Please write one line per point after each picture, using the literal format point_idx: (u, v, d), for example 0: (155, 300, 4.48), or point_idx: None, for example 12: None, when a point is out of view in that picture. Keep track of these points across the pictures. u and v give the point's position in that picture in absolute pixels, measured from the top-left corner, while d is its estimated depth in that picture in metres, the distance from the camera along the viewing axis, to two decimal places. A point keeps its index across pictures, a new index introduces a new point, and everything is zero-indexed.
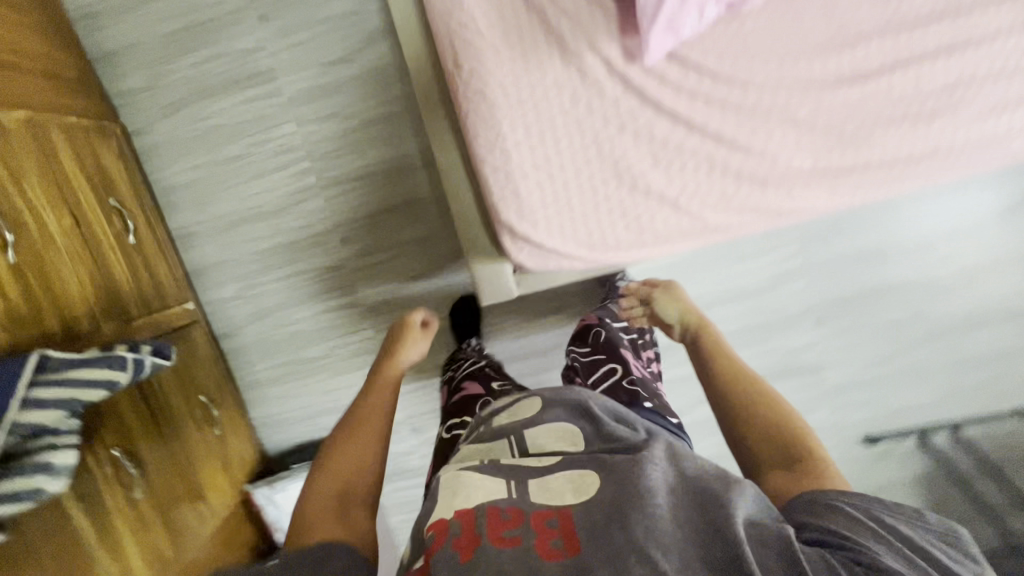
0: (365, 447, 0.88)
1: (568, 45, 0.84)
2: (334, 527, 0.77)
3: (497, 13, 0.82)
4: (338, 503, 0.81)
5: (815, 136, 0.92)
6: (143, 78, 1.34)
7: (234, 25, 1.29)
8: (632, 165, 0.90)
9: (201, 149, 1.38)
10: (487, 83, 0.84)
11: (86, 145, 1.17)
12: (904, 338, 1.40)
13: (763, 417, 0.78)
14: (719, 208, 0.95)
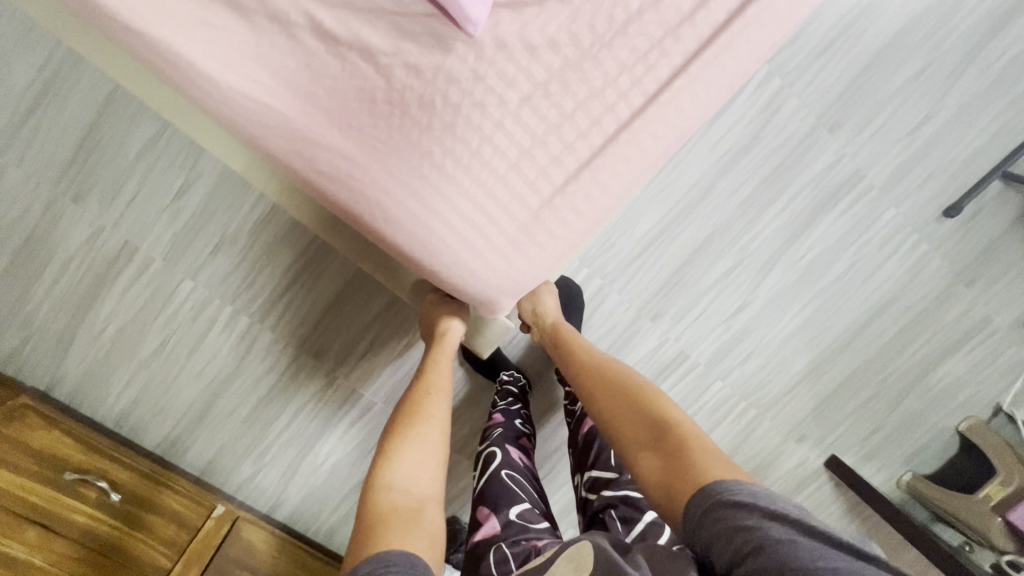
0: (425, 421, 0.83)
1: (376, 46, 0.61)
2: (405, 513, 0.68)
3: (267, 65, 0.62)
4: (402, 471, 0.74)
5: None
6: (16, 331, 1.16)
7: (58, 224, 1.08)
8: (545, 133, 0.67)
9: (121, 361, 1.20)
10: (316, 148, 0.66)
11: (7, 443, 1.00)
12: (935, 88, 1.17)
13: (626, 397, 0.79)
14: (680, 107, 0.69)
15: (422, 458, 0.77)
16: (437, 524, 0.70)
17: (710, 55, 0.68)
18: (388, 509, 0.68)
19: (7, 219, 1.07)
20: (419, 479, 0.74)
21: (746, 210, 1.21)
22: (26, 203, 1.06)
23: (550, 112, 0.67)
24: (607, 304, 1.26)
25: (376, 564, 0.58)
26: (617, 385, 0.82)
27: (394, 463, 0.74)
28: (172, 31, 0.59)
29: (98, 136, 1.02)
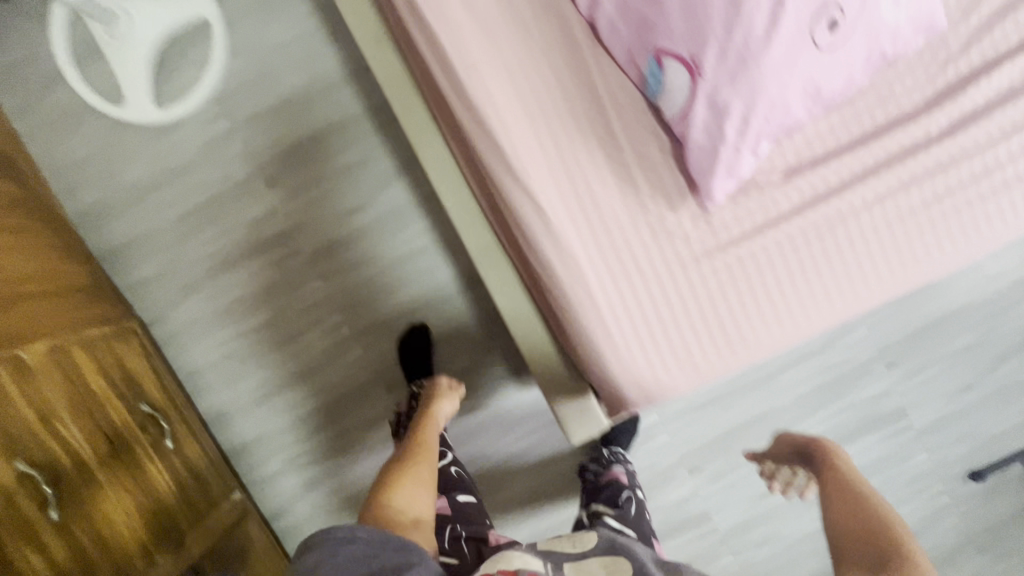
0: (423, 461, 0.93)
1: (637, 174, 0.71)
2: (403, 524, 0.78)
3: (544, 150, 0.70)
4: (404, 495, 0.84)
5: (952, 214, 0.73)
6: (154, 266, 1.28)
7: (245, 197, 1.27)
8: (732, 282, 0.73)
9: (225, 325, 1.30)
10: (549, 218, 0.70)
11: (110, 355, 1.11)
12: (980, 363, 1.36)
13: (876, 530, 0.69)
14: (852, 304, 0.74)
15: (416, 489, 0.86)
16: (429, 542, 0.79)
17: (895, 276, 0.73)
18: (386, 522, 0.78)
19: (208, 177, 1.26)
20: (416, 503, 0.83)
21: (801, 405, 1.35)
22: (232, 170, 1.26)
23: (741, 267, 0.73)
24: (657, 440, 1.35)
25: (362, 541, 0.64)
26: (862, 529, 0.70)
27: (395, 491, 0.84)
28: (483, 92, 0.69)
29: (318, 145, 1.26)
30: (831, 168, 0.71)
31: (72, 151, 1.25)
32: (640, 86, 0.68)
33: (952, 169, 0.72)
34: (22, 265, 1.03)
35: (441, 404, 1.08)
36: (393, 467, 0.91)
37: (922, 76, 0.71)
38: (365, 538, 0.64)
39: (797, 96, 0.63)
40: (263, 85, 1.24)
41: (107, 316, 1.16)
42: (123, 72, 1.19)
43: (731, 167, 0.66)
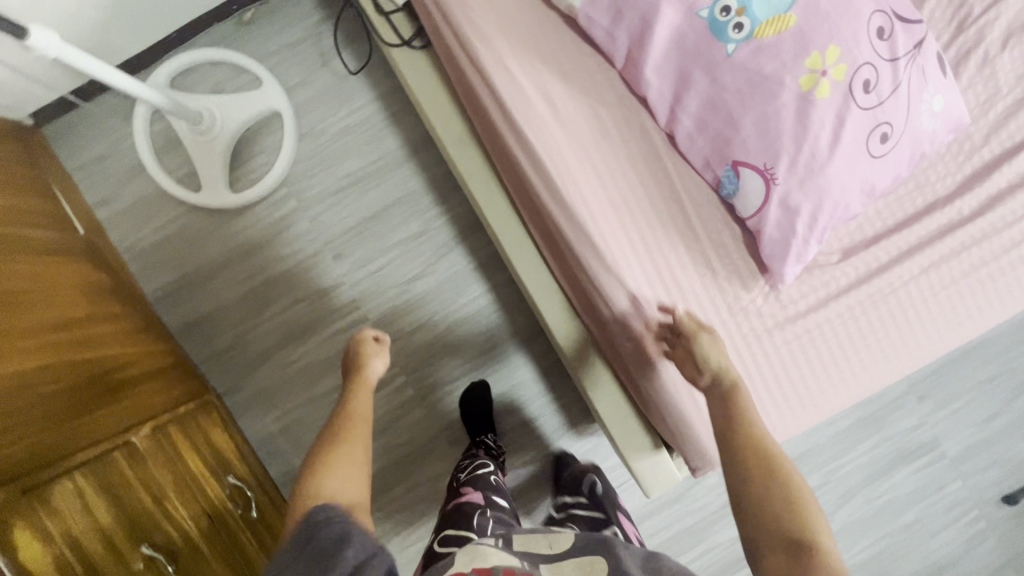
0: (356, 441, 0.83)
1: (714, 261, 0.81)
2: (334, 514, 0.69)
3: (632, 243, 0.80)
4: (335, 478, 0.75)
5: (986, 280, 0.83)
6: (227, 339, 1.35)
7: (313, 270, 1.35)
8: (801, 348, 0.82)
9: (296, 392, 1.37)
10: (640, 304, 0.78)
11: (196, 429, 1.16)
12: (1003, 392, 1.45)
13: (781, 494, 0.64)
14: (904, 361, 0.84)
15: (349, 470, 0.77)
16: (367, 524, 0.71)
17: (940, 335, 0.83)
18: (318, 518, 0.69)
19: (277, 253, 1.34)
20: (349, 485, 0.75)
21: (841, 441, 1.43)
22: (301, 246, 1.34)
23: (807, 335, 0.82)
24: (708, 481, 1.42)
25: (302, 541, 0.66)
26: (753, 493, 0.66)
27: (327, 475, 0.75)
28: (578, 197, 0.78)
29: (380, 220, 1.35)
30: (882, 247, 0.81)
31: (149, 236, 1.33)
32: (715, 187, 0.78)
33: (985, 243, 0.82)
34: (120, 348, 1.09)
35: (373, 362, 0.98)
36: (319, 450, 0.80)
37: (953, 164, 0.82)
38: (296, 543, 0.66)
39: (856, 196, 0.73)
40: (328, 167, 1.34)
41: (189, 392, 1.22)
42: (201, 163, 1.28)
43: (800, 256, 0.76)
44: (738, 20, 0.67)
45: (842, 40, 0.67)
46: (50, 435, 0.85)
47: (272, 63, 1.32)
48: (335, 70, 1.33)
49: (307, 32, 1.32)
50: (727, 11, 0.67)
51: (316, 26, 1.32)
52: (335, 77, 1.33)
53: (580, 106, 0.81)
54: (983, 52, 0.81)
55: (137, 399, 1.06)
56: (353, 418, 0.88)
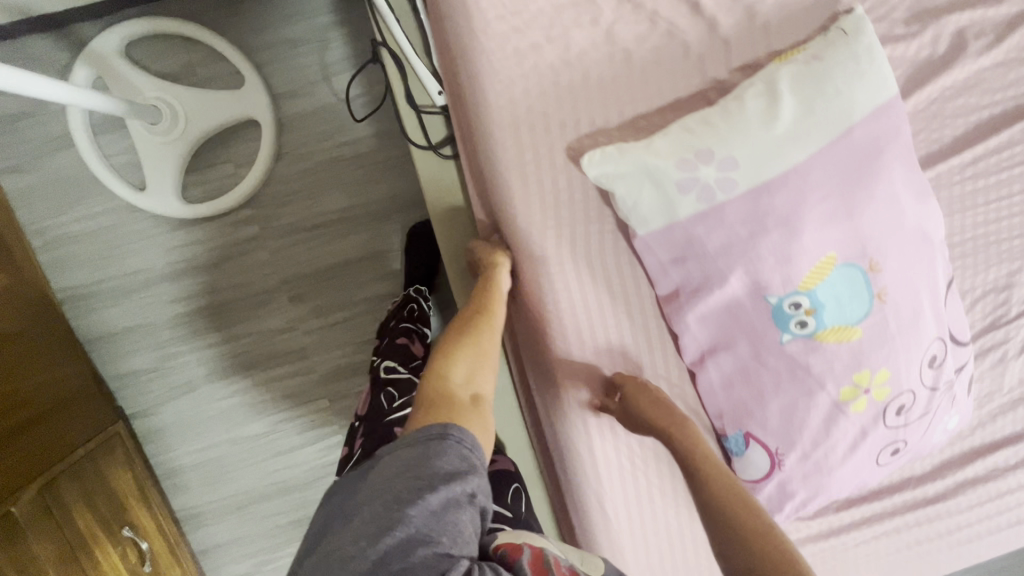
0: (481, 339, 0.70)
1: None
2: (460, 404, 0.63)
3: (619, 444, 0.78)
4: (463, 368, 0.67)
5: (922, 554, 0.87)
6: (148, 359, 1.19)
7: (262, 308, 1.20)
8: None
9: (217, 430, 1.25)
10: (607, 506, 0.79)
11: (94, 474, 1.05)
12: None
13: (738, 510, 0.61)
14: None
15: (481, 367, 0.69)
16: (488, 425, 0.64)
17: None
18: (438, 394, 0.63)
19: (225, 280, 1.18)
20: (478, 376, 0.67)
21: None
22: (253, 279, 1.19)
23: None
24: None
25: (431, 439, 0.57)
26: (710, 506, 0.62)
27: (456, 359, 0.67)
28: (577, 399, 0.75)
29: (351, 270, 1.21)
30: (845, 513, 0.82)
31: (70, 225, 1.12)
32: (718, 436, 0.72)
33: (936, 524, 0.85)
34: (8, 388, 0.92)
35: (500, 261, 0.71)
36: (455, 328, 0.71)
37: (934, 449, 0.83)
38: (430, 434, 0.57)
39: (849, 488, 0.72)
40: (304, 198, 1.16)
41: (90, 425, 1.09)
42: (151, 161, 1.07)
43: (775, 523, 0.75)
44: (804, 318, 0.61)
45: (896, 365, 0.63)
46: None
47: (261, 59, 1.10)
48: (336, 89, 1.13)
49: (311, 33, 1.10)
50: (797, 305, 0.60)
51: (324, 30, 1.10)
52: (333, 98, 1.13)
53: (608, 312, 0.72)
54: (1002, 352, 0.81)
55: (22, 452, 0.92)
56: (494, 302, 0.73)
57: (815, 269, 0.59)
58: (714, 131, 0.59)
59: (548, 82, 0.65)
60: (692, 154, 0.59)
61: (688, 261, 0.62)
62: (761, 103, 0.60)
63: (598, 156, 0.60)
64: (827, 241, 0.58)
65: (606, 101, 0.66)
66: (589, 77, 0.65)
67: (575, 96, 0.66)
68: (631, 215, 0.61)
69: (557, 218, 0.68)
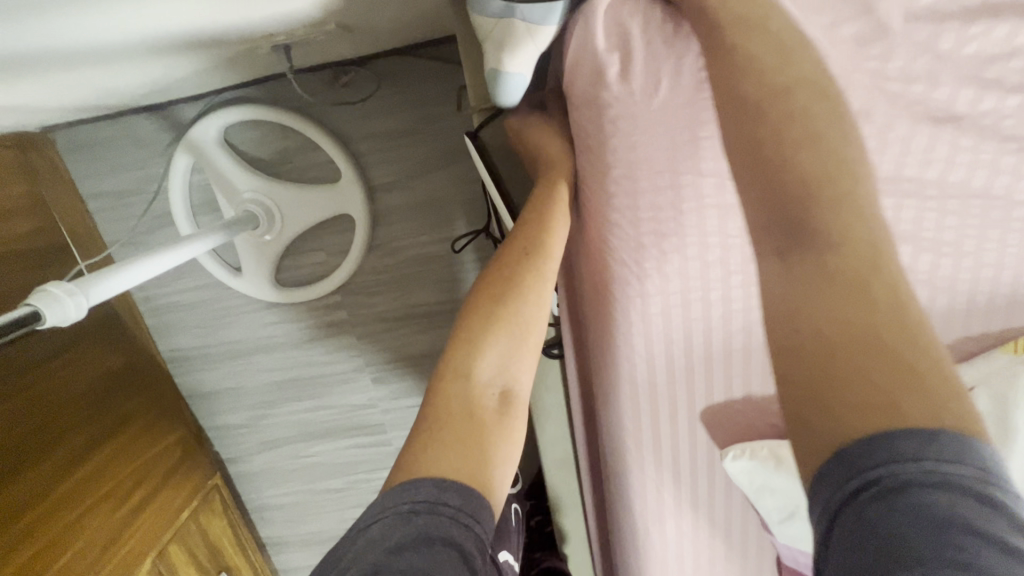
0: (527, 307, 0.51)
1: None
2: (478, 421, 0.47)
3: None
4: (489, 362, 0.50)
5: None
6: (240, 416, 1.27)
7: (347, 383, 1.23)
8: None
9: (299, 480, 1.33)
10: None
11: (196, 534, 1.15)
12: None
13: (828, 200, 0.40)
14: None
15: (511, 355, 0.51)
16: (517, 437, 0.49)
17: None
18: (450, 416, 0.47)
19: (313, 356, 1.20)
20: (509, 369, 0.50)
21: None
22: (341, 357, 1.20)
23: None
24: None
25: (451, 518, 0.41)
26: (795, 209, 0.40)
27: (484, 344, 0.50)
28: None
29: (433, 361, 1.19)
30: None
31: (172, 294, 1.15)
32: None
33: None
34: (118, 474, 1.00)
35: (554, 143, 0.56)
36: (489, 281, 0.53)
37: None
38: (452, 513, 0.41)
39: None
40: (393, 288, 1.13)
41: (192, 486, 1.18)
42: (247, 252, 1.06)
43: None
44: None
45: None
46: None
47: (359, 148, 1.02)
48: (434, 185, 1.04)
49: (413, 122, 1.00)
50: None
51: (427, 120, 0.99)
52: (428, 195, 1.05)
53: None
54: None
55: (144, 531, 1.02)
56: (547, 218, 0.54)
57: None
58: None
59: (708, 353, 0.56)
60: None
61: None
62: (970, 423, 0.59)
63: (744, 458, 0.53)
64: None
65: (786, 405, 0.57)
66: (751, 356, 0.55)
67: (720, 363, 0.55)
68: (776, 523, 0.56)
69: (691, 493, 0.61)
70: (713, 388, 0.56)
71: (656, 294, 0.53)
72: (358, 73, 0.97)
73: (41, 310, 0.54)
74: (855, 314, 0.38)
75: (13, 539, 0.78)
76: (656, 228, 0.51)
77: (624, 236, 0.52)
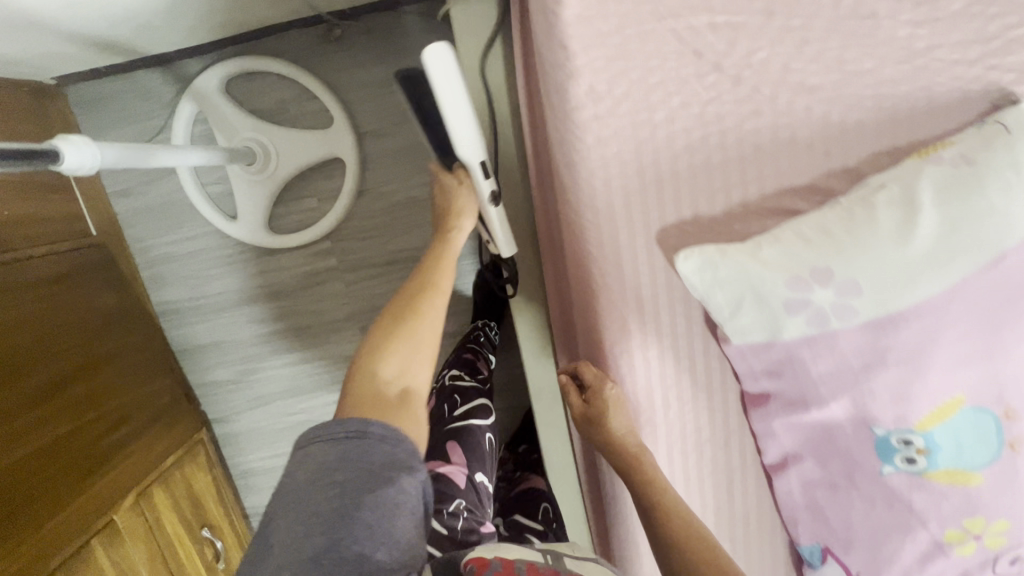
0: (420, 326, 0.67)
1: None
2: (383, 402, 0.60)
3: None
4: (394, 361, 0.65)
5: None
6: (228, 371, 1.29)
7: (336, 335, 1.26)
8: None
9: (287, 440, 1.34)
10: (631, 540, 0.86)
11: (180, 484, 1.14)
12: None
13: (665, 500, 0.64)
14: None
15: (415, 357, 0.66)
16: (418, 419, 0.63)
17: None
18: (364, 398, 0.60)
19: (303, 305, 1.24)
20: (411, 368, 0.65)
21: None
22: (331, 306, 1.25)
23: None
24: None
25: (379, 439, 0.55)
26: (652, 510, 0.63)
27: (387, 353, 0.65)
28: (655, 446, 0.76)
29: None
30: None
31: (170, 244, 1.20)
32: (792, 543, 0.71)
33: None
34: (104, 407, 1.01)
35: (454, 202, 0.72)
36: (398, 305, 0.69)
37: None
38: (377, 437, 0.55)
39: None
40: (381, 234, 1.20)
41: (177, 436, 1.17)
42: (243, 195, 1.12)
43: None
44: (913, 455, 0.56)
45: (1018, 518, 0.57)
46: (24, 548, 0.80)
47: (349, 97, 1.11)
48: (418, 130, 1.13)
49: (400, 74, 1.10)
50: (907, 442, 0.56)
51: (411, 70, 1.10)
52: (413, 140, 1.14)
53: (693, 419, 0.69)
54: None
55: (124, 467, 1.01)
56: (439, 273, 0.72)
57: (935, 410, 0.53)
58: (829, 241, 0.54)
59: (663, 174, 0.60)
60: (808, 271, 0.53)
61: (773, 395, 0.61)
62: (893, 215, 0.54)
63: (693, 258, 0.57)
64: (958, 381, 0.52)
65: (734, 222, 0.61)
66: (696, 178, 0.60)
67: (672, 182, 0.60)
68: (728, 322, 0.57)
69: (656, 321, 0.65)
70: (665, 211, 0.61)
71: (608, 116, 0.59)
72: (348, 27, 1.07)
73: (60, 151, 0.60)
74: (682, 522, 0.62)
75: None
76: (606, 52, 0.57)
77: (578, 62, 0.57)
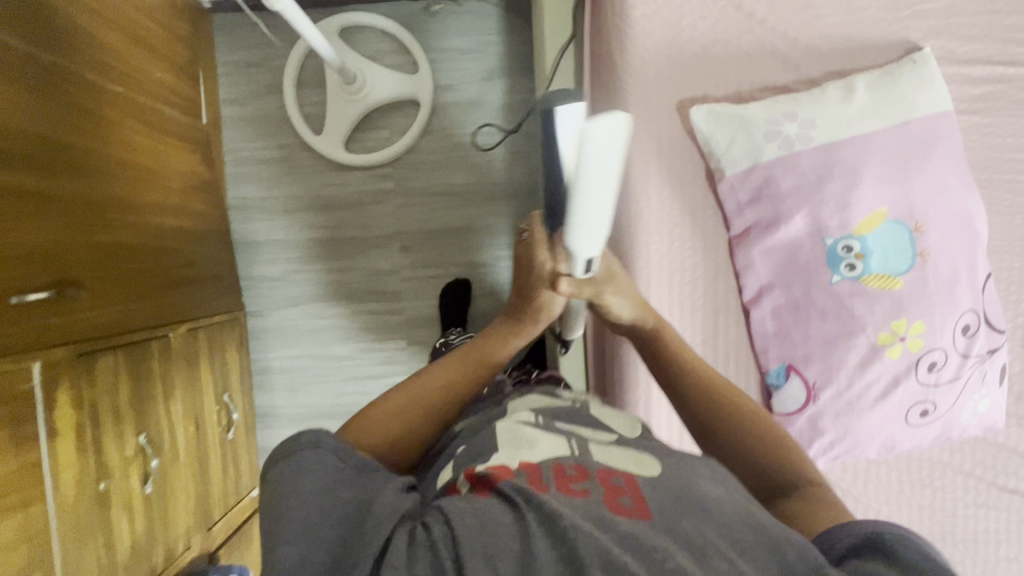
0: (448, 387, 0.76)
1: None
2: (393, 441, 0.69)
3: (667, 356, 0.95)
4: (416, 409, 0.73)
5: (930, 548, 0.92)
6: (275, 269, 1.44)
7: (377, 250, 1.45)
8: None
9: (311, 342, 1.46)
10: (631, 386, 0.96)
11: (217, 344, 1.25)
12: None
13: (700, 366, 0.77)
14: None
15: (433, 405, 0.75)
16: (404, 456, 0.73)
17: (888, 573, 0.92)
18: (383, 423, 0.70)
19: (355, 219, 1.44)
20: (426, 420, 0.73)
21: None
22: (378, 222, 1.44)
23: None
24: None
25: (330, 449, 0.59)
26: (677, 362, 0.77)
27: (417, 400, 0.73)
28: None
29: (456, 235, 1.45)
30: (867, 479, 0.91)
31: (258, 149, 1.42)
32: (760, 372, 0.85)
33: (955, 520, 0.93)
34: (182, 247, 1.16)
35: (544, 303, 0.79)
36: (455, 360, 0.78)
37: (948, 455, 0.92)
38: (314, 452, 0.58)
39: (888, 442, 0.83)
40: (435, 168, 1.43)
41: (222, 306, 1.30)
42: (332, 113, 1.37)
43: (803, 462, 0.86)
44: (854, 261, 0.77)
45: (930, 321, 0.77)
46: (107, 313, 0.92)
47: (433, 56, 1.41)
48: (482, 90, 1.42)
49: (475, 45, 1.41)
50: (849, 249, 0.77)
51: (484, 44, 1.41)
52: (476, 97, 1.42)
53: None
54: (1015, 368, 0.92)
55: (184, 301, 1.14)
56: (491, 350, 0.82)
57: (867, 219, 0.77)
58: (794, 102, 0.79)
59: (685, 61, 0.86)
60: (781, 115, 0.78)
61: (754, 221, 0.81)
62: (839, 92, 0.79)
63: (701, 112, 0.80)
64: (879, 199, 0.76)
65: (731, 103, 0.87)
66: (706, 68, 0.86)
67: (690, 68, 0.86)
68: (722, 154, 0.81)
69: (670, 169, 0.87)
70: (683, 88, 0.86)
71: (651, 15, 0.85)
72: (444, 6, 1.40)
73: None
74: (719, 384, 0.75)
75: (111, 217, 0.94)
76: None
77: None
